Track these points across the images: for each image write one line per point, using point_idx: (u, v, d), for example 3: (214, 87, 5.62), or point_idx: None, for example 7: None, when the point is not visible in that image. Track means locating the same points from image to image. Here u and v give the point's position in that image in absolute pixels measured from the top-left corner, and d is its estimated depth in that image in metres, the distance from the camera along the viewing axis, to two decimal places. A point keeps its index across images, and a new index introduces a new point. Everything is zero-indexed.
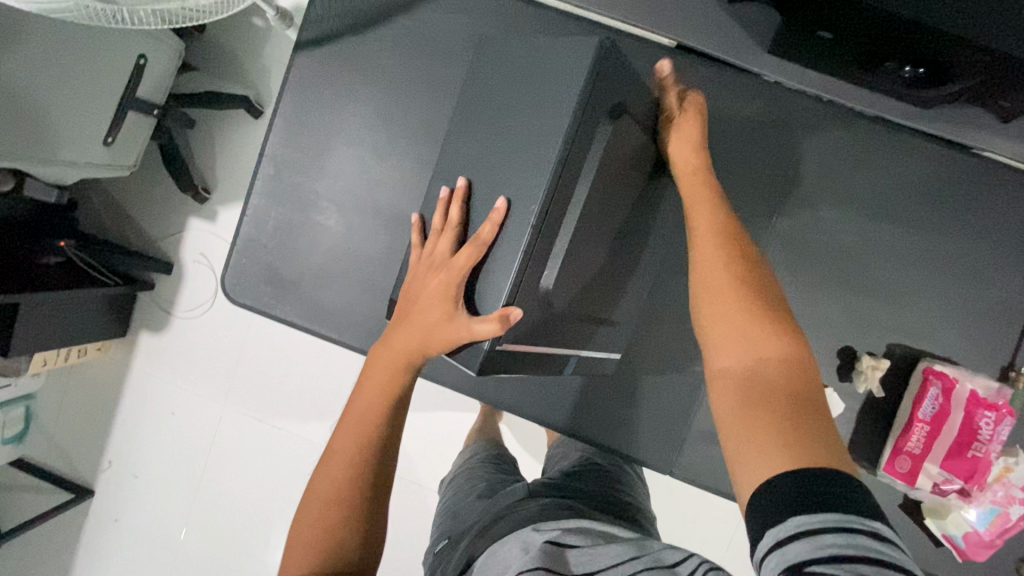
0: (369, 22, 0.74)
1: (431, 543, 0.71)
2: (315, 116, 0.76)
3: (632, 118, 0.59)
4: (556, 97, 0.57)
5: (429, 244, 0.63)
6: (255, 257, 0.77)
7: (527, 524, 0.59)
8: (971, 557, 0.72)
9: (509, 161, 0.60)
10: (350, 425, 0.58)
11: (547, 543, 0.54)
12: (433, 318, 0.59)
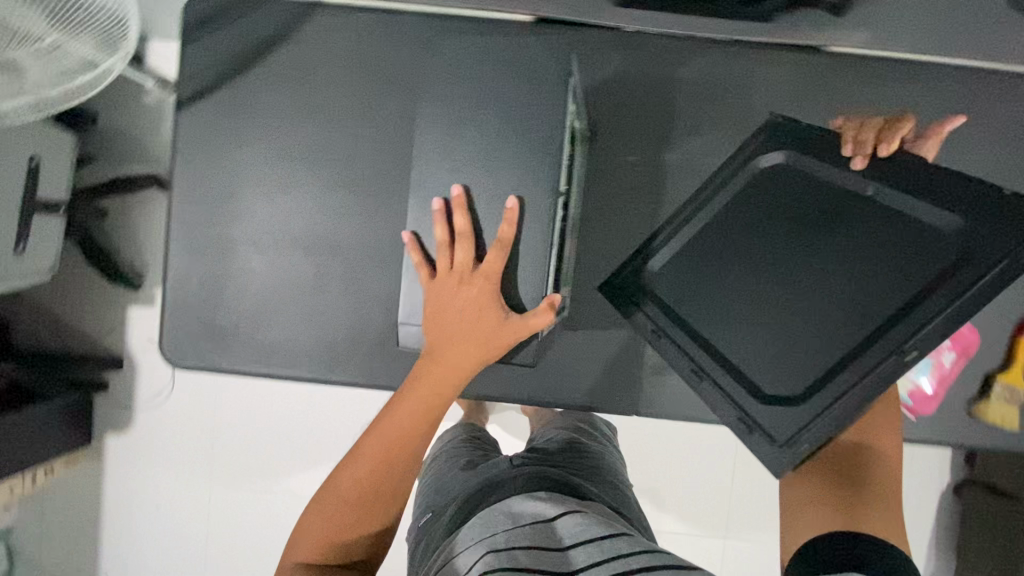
0: (243, 64, 0.76)
1: (416, 515, 0.77)
2: (209, 172, 0.77)
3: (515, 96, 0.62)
4: None
5: (444, 258, 0.70)
6: (191, 325, 0.77)
7: (512, 498, 0.65)
8: (921, 411, 0.77)
9: None
10: (390, 433, 0.65)
11: (536, 521, 0.60)
12: (482, 327, 0.68)
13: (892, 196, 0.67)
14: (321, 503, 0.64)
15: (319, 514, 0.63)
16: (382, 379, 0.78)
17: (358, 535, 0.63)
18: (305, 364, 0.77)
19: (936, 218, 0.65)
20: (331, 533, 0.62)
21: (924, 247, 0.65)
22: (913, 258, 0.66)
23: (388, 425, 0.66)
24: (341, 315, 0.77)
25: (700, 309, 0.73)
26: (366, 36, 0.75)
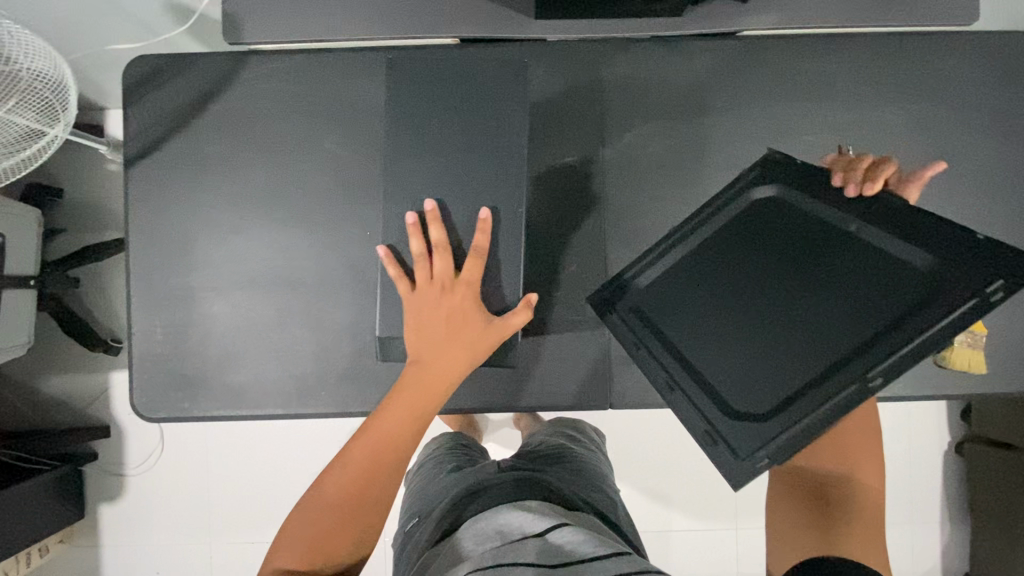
0: (186, 118, 0.78)
1: (403, 527, 0.76)
2: (162, 225, 0.79)
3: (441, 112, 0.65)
4: None
5: (421, 268, 0.66)
6: (160, 378, 0.78)
7: (496, 509, 0.63)
8: None
9: None
10: (378, 444, 0.65)
11: (522, 534, 0.58)
12: (465, 337, 0.66)
13: (876, 235, 0.62)
14: (305, 514, 0.63)
15: (304, 523, 0.63)
16: (355, 406, 0.78)
17: (341, 542, 0.63)
18: (277, 402, 0.78)
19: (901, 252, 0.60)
20: (315, 541, 0.62)
21: (897, 283, 0.59)
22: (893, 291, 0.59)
23: (372, 436, 0.65)
24: (307, 347, 0.78)
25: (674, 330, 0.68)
26: (302, 78, 0.78)
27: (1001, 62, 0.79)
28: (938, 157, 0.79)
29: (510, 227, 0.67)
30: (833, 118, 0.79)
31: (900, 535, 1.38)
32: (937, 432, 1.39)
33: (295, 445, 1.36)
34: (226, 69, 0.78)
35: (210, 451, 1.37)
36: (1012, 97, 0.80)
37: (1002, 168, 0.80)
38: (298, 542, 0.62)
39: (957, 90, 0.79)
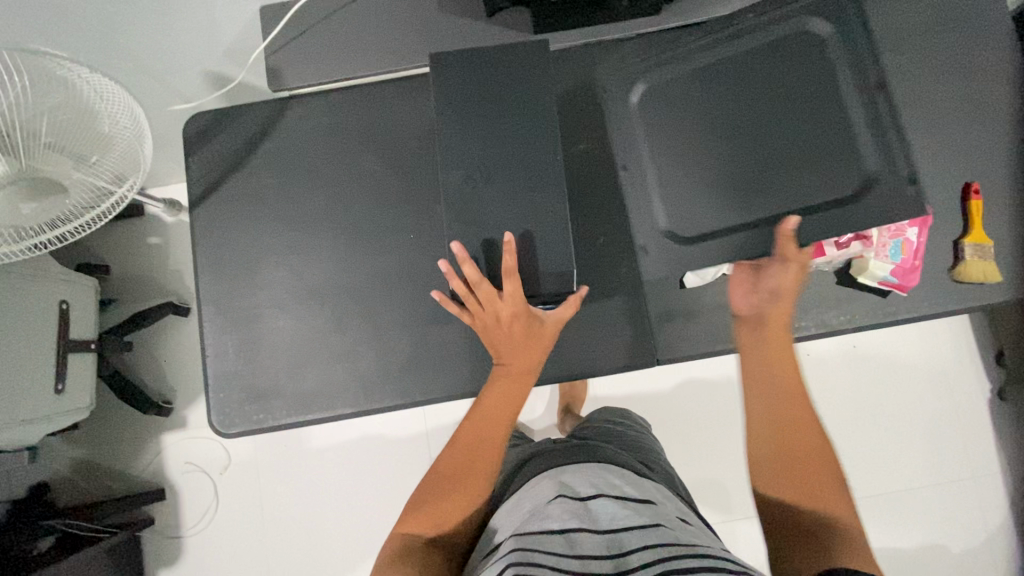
0: (241, 159, 0.88)
1: None
2: (225, 253, 0.87)
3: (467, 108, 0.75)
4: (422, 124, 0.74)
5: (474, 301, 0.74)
6: (235, 392, 0.83)
7: (555, 480, 0.69)
8: (908, 286, 0.81)
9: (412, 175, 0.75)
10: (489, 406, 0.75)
11: (580, 500, 0.63)
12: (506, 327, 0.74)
13: (865, 121, 0.79)
14: (427, 486, 0.72)
15: (420, 497, 0.71)
16: (415, 395, 0.83)
17: (448, 507, 0.70)
18: (345, 399, 0.82)
19: (847, 157, 0.78)
20: (440, 507, 0.69)
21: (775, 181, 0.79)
22: (837, 160, 0.78)
23: (476, 417, 0.76)
24: (368, 347, 0.84)
25: (768, 72, 0.82)
26: (336, 111, 0.89)
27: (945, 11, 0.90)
28: (908, 96, 0.88)
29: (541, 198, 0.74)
30: None
31: (963, 492, 1.36)
32: (975, 381, 1.39)
33: (346, 483, 1.37)
34: (268, 114, 0.89)
35: (265, 501, 1.38)
36: (963, 36, 0.89)
37: (971, 96, 0.87)
38: (416, 515, 0.69)
39: (913, 37, 0.89)
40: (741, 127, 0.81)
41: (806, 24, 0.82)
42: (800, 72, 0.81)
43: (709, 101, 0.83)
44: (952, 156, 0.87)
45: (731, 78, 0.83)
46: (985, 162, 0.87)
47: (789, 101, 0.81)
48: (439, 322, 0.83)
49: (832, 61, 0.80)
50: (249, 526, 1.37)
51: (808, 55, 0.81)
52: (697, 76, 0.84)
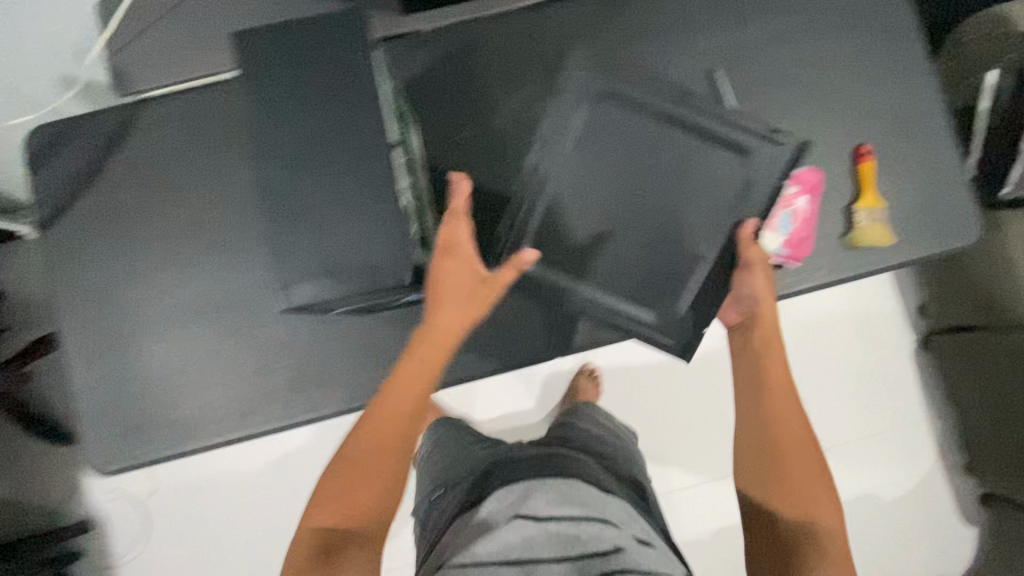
0: (91, 173, 0.80)
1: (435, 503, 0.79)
2: (85, 278, 0.80)
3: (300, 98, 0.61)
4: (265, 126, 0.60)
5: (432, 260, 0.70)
6: (112, 427, 0.77)
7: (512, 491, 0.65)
8: (800, 256, 0.80)
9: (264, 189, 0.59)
10: (423, 377, 0.67)
11: (535, 522, 0.60)
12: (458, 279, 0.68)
13: (704, 125, 0.77)
14: (336, 472, 0.63)
15: (337, 479, 0.63)
16: (306, 413, 0.78)
17: (367, 495, 0.62)
18: (231, 425, 0.78)
19: (723, 171, 0.77)
20: (355, 505, 0.62)
21: (648, 250, 0.78)
22: (718, 189, 0.77)
23: (401, 418, 0.65)
24: (251, 367, 0.78)
25: (604, 152, 0.78)
26: (189, 113, 0.81)
27: None
28: (800, 61, 0.84)
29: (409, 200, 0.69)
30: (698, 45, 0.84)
31: (894, 443, 1.40)
32: (901, 335, 1.42)
33: (283, 496, 1.33)
34: (115, 120, 0.80)
35: (199, 523, 1.33)
36: None
37: (860, 56, 0.85)
38: (337, 505, 0.62)
39: None
40: (630, 226, 0.78)
41: (586, 109, 0.77)
42: (625, 137, 0.78)
43: (601, 210, 0.78)
44: (842, 112, 0.84)
45: (591, 186, 0.78)
46: (880, 120, 0.84)
47: (641, 167, 0.78)
48: (324, 335, 0.78)
49: (640, 107, 0.77)
50: (186, 548, 1.33)
51: (618, 122, 0.77)
52: (568, 188, 0.78)
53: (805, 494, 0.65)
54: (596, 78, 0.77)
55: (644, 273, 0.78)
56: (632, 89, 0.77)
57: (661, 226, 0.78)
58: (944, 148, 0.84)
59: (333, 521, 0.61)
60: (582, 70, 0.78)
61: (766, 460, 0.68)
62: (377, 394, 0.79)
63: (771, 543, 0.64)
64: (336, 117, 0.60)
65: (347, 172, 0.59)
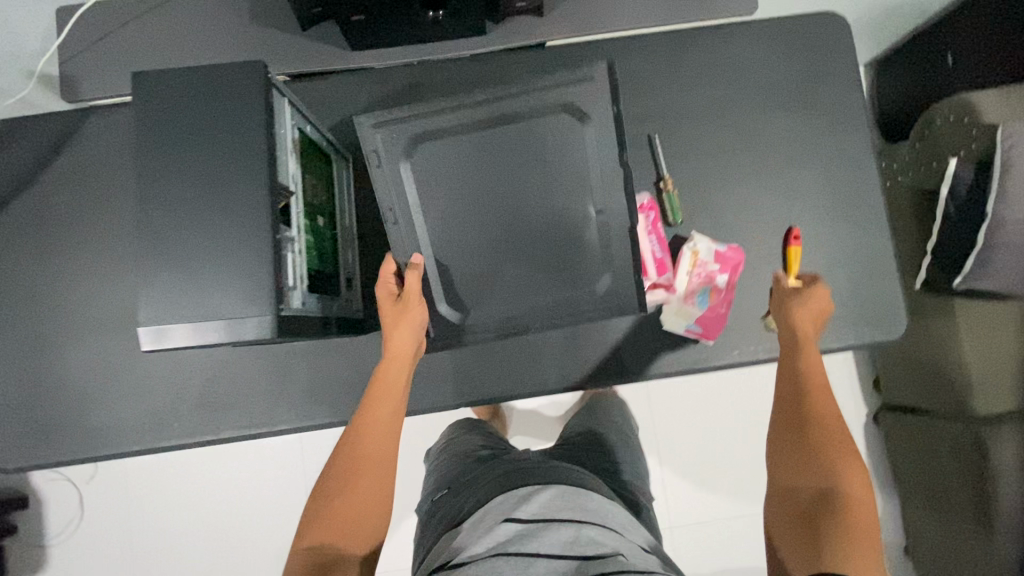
0: (27, 175, 0.81)
1: (440, 501, 0.77)
2: (10, 277, 0.81)
3: (176, 122, 0.53)
4: (145, 162, 0.53)
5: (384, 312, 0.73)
6: (18, 426, 0.79)
7: (513, 496, 0.63)
8: (714, 335, 0.80)
9: (153, 232, 0.52)
10: (378, 409, 0.70)
11: (529, 523, 0.57)
12: (394, 324, 0.71)
13: (500, 104, 0.72)
14: (316, 501, 0.65)
15: (319, 506, 0.65)
16: (208, 434, 0.79)
17: (343, 516, 0.64)
18: (132, 437, 0.79)
19: (548, 141, 0.72)
20: (336, 526, 0.63)
21: (543, 273, 0.74)
22: (563, 179, 0.72)
23: (371, 442, 0.68)
24: (159, 382, 0.79)
25: (446, 203, 0.73)
26: (130, 127, 0.82)
27: (786, 43, 0.85)
28: (744, 135, 0.84)
29: (325, 240, 0.70)
30: (639, 110, 0.84)
31: None
32: (851, 406, 1.40)
33: (213, 496, 1.34)
34: (56, 124, 0.82)
35: (131, 513, 1.34)
36: (804, 70, 0.84)
37: (808, 136, 0.84)
38: (321, 527, 0.63)
39: (752, 71, 0.85)
40: (508, 257, 0.74)
41: (405, 164, 0.72)
42: (454, 181, 0.73)
43: (484, 237, 0.73)
44: (776, 194, 0.84)
45: (459, 226, 0.73)
46: (814, 205, 0.84)
47: (486, 202, 0.73)
48: (235, 359, 0.80)
49: (448, 138, 0.72)
50: (115, 537, 1.34)
51: (447, 147, 0.72)
52: (439, 207, 0.73)
53: (835, 472, 0.60)
54: (394, 132, 0.71)
55: (554, 286, 0.73)
56: (429, 125, 0.72)
57: (544, 237, 0.73)
58: (878, 240, 0.84)
59: (319, 540, 0.62)
60: (376, 128, 0.71)
61: (793, 442, 0.65)
62: (279, 423, 0.79)
63: (795, 527, 0.59)
64: (215, 151, 0.53)
65: (216, 211, 0.52)
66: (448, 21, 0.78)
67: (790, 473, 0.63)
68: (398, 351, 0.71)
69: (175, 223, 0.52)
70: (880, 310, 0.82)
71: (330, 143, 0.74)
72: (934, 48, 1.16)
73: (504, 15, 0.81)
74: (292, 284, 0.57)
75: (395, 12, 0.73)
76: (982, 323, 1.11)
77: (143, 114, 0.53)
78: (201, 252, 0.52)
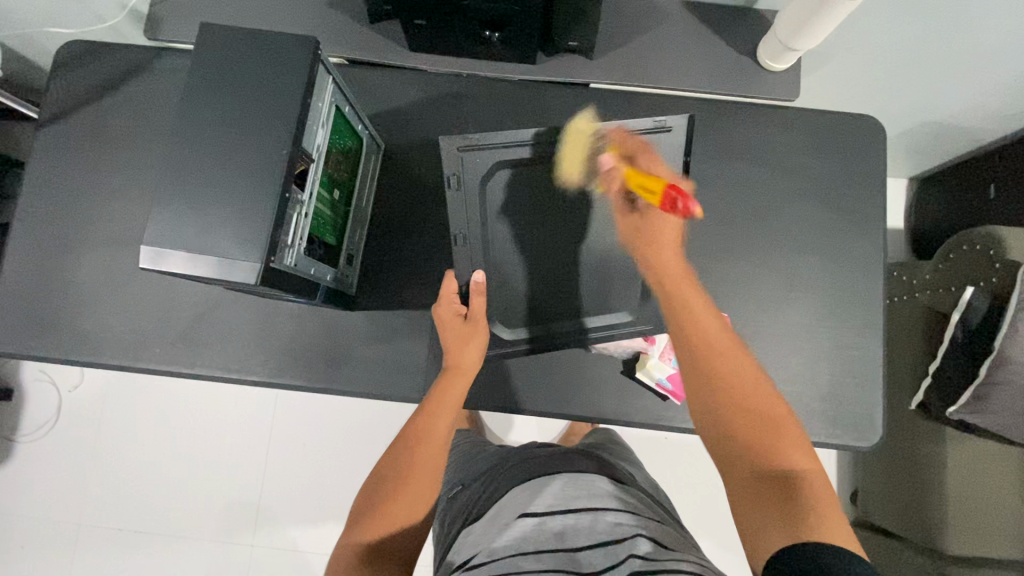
0: (97, 93, 0.88)
1: (457, 496, 0.81)
2: (56, 178, 0.87)
3: (229, 77, 0.58)
4: (191, 105, 0.58)
5: (450, 326, 0.77)
6: (23, 314, 0.84)
7: (527, 491, 0.66)
8: (683, 395, 0.81)
9: (177, 168, 0.57)
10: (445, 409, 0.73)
11: (545, 515, 0.61)
12: (461, 339, 0.77)
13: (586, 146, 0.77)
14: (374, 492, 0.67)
15: (377, 499, 0.67)
16: (184, 366, 0.83)
17: (399, 508, 0.66)
18: (118, 351, 0.83)
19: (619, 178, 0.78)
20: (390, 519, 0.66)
21: (566, 297, 0.80)
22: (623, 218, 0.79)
23: (432, 441, 0.71)
24: (157, 308, 0.84)
25: (518, 231, 0.79)
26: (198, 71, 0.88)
27: (820, 139, 0.88)
28: (759, 215, 0.86)
29: (339, 216, 0.75)
30: None
31: None
32: None
33: (179, 433, 1.37)
34: (135, 53, 0.88)
35: (99, 431, 1.38)
36: (830, 169, 0.87)
37: (822, 231, 0.86)
38: (380, 521, 0.65)
39: (781, 156, 0.87)
40: (563, 280, 0.80)
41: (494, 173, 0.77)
42: (529, 210, 0.78)
43: (543, 247, 0.80)
44: (776, 276, 0.85)
45: (533, 255, 0.79)
46: (809, 296, 0.85)
47: (547, 230, 0.79)
48: (229, 304, 0.84)
49: (533, 168, 0.78)
50: (80, 448, 1.38)
51: (531, 179, 0.78)
52: (511, 226, 0.79)
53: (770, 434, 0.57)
54: (480, 158, 0.75)
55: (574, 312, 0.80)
56: (510, 157, 0.76)
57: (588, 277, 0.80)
58: (869, 348, 0.84)
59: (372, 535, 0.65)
60: (461, 150, 0.74)
61: (728, 417, 0.59)
62: (253, 373, 0.83)
63: (765, 510, 0.52)
64: (254, 111, 0.58)
65: (238, 165, 0.57)
66: (502, 46, 0.82)
67: (738, 459, 0.57)
68: (466, 368, 0.76)
69: (199, 165, 0.57)
70: (853, 413, 0.83)
71: (365, 128, 0.79)
72: (980, 175, 1.15)
73: (559, 52, 0.86)
74: (290, 242, 0.60)
75: (456, 29, 0.78)
76: (972, 463, 1.08)
77: (202, 62, 0.58)
78: (214, 196, 0.56)
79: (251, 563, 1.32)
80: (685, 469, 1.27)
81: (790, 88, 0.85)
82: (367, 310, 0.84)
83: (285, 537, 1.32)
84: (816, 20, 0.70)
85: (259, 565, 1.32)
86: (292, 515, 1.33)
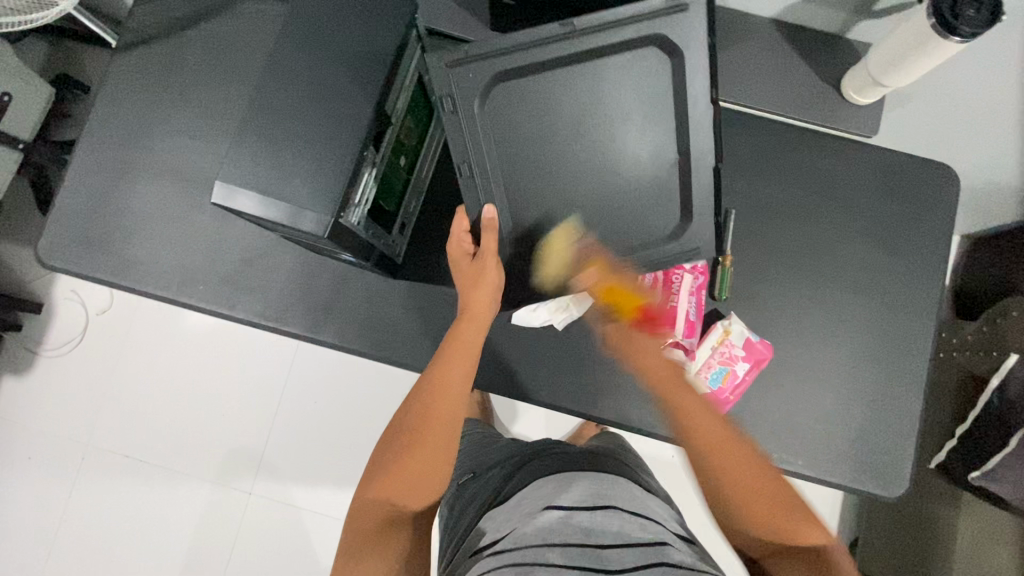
0: (178, 28, 0.88)
1: (472, 481, 0.81)
2: (125, 105, 0.88)
3: (322, 31, 0.58)
4: (285, 56, 0.58)
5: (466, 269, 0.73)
6: (75, 234, 0.85)
7: (552, 484, 0.66)
8: None
9: (260, 115, 0.57)
10: (456, 356, 0.71)
11: (572, 509, 0.61)
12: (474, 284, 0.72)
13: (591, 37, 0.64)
14: (384, 455, 0.67)
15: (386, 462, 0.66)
16: (223, 307, 0.84)
17: (416, 472, 0.65)
18: (161, 283, 0.84)
19: (648, 74, 0.66)
20: (405, 482, 0.64)
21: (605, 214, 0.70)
22: (663, 114, 0.67)
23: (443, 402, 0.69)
24: (205, 246, 0.85)
25: (536, 148, 0.69)
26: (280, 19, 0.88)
27: (890, 180, 0.86)
28: (816, 247, 0.85)
29: (398, 185, 0.75)
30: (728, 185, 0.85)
31: None
32: None
33: (195, 373, 1.39)
34: None
35: (118, 358, 1.40)
36: (895, 213, 0.85)
37: (877, 275, 0.84)
38: (390, 482, 0.64)
39: (848, 192, 0.85)
40: (605, 204, 0.69)
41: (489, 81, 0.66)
42: (542, 126, 0.68)
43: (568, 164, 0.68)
44: (823, 312, 0.84)
45: (554, 179, 0.69)
46: (854, 336, 0.84)
47: (568, 149, 0.68)
48: (275, 253, 0.84)
49: (537, 76, 0.67)
50: (98, 372, 1.40)
51: (535, 84, 0.67)
52: (524, 145, 0.68)
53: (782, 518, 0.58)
54: (470, 72, 0.65)
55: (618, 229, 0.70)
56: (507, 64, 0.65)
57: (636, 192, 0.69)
58: (905, 399, 0.83)
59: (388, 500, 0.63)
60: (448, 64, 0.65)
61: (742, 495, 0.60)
62: (288, 325, 0.83)
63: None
64: (345, 69, 0.58)
65: (321, 119, 0.57)
66: None
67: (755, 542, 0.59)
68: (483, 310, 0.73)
69: (284, 116, 0.57)
70: (878, 458, 0.81)
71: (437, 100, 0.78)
72: None
73: None
74: (356, 201, 0.60)
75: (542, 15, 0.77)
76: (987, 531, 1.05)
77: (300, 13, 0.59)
78: (294, 150, 0.56)
79: (246, 511, 1.34)
80: (688, 489, 1.26)
81: (869, 126, 0.83)
82: (408, 282, 0.84)
83: (282, 491, 1.34)
84: (913, 60, 0.68)
85: (255, 513, 1.33)
86: (292, 471, 1.34)
